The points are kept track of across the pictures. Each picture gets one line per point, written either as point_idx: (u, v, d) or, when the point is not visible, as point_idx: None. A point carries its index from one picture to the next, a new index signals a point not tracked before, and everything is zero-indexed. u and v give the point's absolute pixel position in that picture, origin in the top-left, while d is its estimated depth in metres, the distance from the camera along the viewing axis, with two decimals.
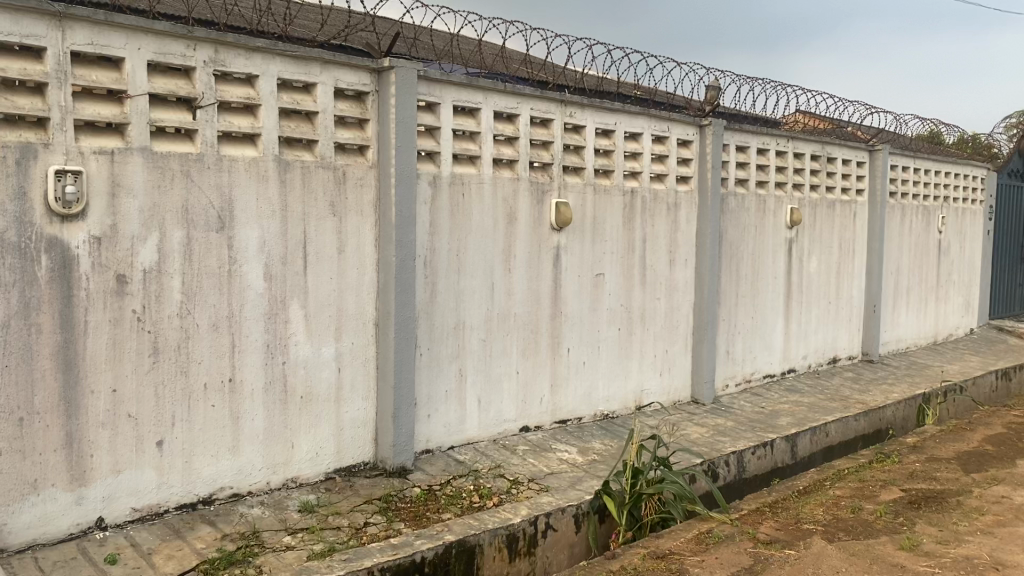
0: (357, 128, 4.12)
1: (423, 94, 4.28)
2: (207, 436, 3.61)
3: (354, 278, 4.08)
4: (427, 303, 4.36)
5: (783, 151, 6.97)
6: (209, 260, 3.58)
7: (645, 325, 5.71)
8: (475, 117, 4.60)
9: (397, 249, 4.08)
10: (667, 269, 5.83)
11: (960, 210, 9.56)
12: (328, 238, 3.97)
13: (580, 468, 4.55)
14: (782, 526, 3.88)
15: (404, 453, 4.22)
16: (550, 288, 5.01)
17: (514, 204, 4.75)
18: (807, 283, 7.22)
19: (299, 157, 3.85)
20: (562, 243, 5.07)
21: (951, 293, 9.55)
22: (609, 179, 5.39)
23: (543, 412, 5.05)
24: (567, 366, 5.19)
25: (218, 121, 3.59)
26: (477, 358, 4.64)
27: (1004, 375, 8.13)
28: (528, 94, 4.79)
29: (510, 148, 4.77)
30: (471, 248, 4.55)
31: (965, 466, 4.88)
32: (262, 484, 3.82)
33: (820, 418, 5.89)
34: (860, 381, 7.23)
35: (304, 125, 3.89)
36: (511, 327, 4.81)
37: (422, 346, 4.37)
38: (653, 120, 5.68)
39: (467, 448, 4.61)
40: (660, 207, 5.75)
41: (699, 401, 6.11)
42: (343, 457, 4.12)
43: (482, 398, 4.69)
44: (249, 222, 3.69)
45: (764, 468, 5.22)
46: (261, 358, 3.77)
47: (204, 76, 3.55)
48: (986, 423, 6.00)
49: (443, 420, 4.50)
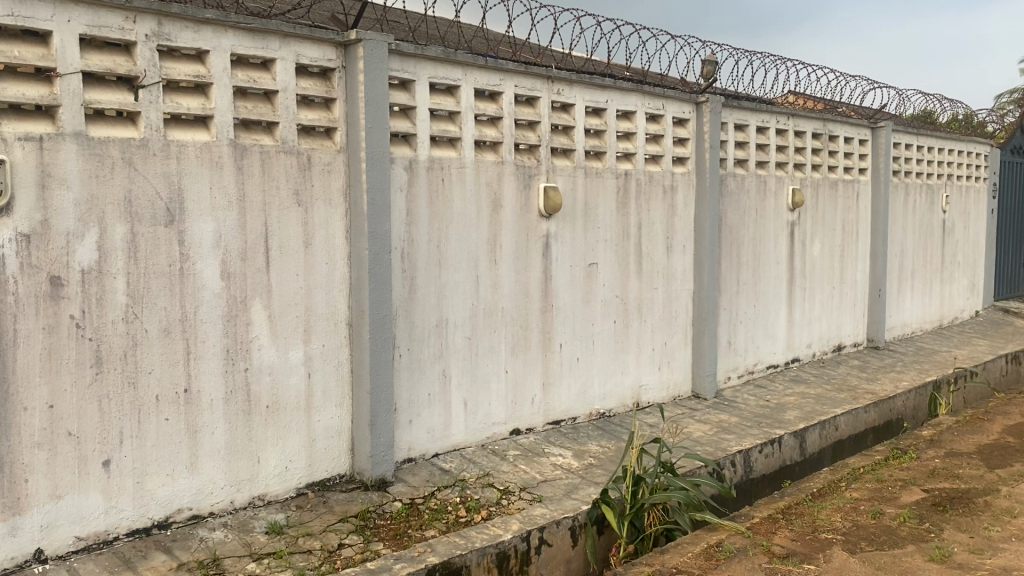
0: (323, 109, 3.75)
1: (396, 70, 3.90)
2: (161, 454, 3.26)
3: (323, 274, 3.72)
4: (406, 300, 4.00)
5: (782, 129, 6.61)
6: (158, 257, 3.21)
7: (643, 318, 5.36)
8: (454, 95, 4.22)
9: (370, 242, 3.71)
10: (665, 257, 5.48)
11: (963, 188, 9.21)
12: (293, 230, 3.59)
13: (575, 474, 4.20)
14: (798, 536, 3.54)
15: (383, 464, 3.86)
16: (539, 280, 4.65)
17: (498, 190, 4.39)
18: (810, 267, 6.88)
19: (257, 141, 3.48)
20: (552, 230, 4.70)
21: (956, 275, 9.22)
22: (600, 161, 5.03)
23: (534, 414, 4.70)
24: (559, 363, 4.83)
25: (163, 102, 3.21)
26: (461, 358, 4.27)
27: (1015, 359, 7.81)
28: (511, 70, 4.42)
29: (492, 129, 4.40)
30: (453, 239, 4.18)
31: (988, 462, 4.54)
32: (225, 503, 3.46)
33: (828, 411, 5.55)
34: (867, 370, 6.90)
35: (262, 106, 3.52)
36: (499, 323, 4.45)
37: (402, 346, 4.00)
38: (647, 97, 5.31)
39: (454, 455, 4.26)
40: (656, 190, 5.40)
41: (700, 396, 5.76)
42: (316, 470, 3.76)
43: (469, 401, 4.34)
44: (202, 214, 3.31)
45: (773, 467, 4.88)
46: (220, 365, 3.40)
47: (146, 52, 3.16)
48: (1004, 413, 5.66)
49: (426, 425, 4.14)
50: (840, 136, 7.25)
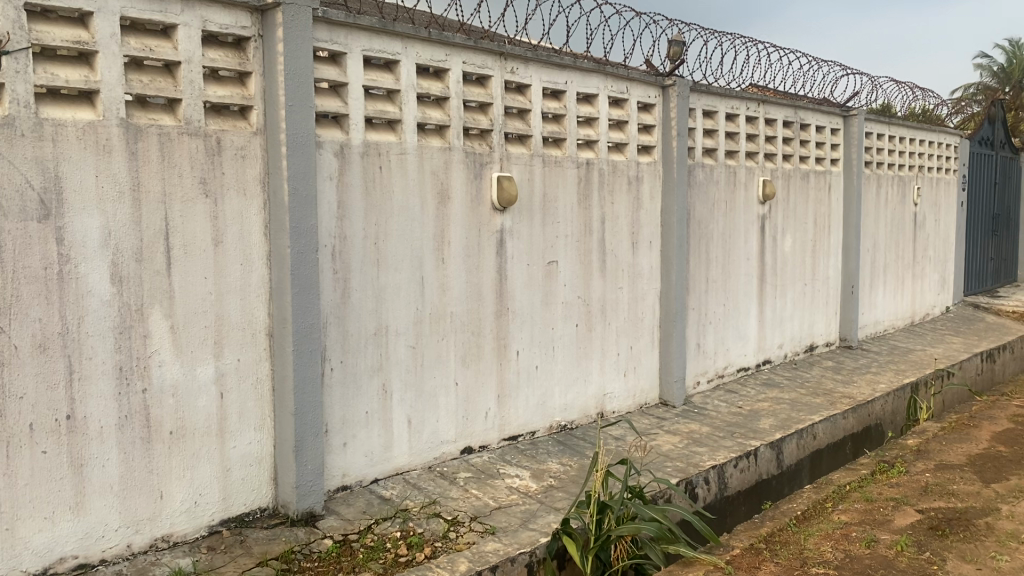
0: (237, 84, 3.22)
1: (324, 41, 3.39)
2: (37, 494, 2.72)
3: (237, 277, 3.20)
4: (338, 306, 3.49)
5: (752, 117, 6.21)
6: (30, 259, 2.67)
7: (606, 320, 4.92)
8: (393, 72, 3.71)
9: (293, 239, 3.21)
10: (630, 253, 5.04)
11: (934, 180, 8.92)
12: (199, 225, 3.07)
13: (533, 499, 3.72)
14: (785, 571, 3.11)
15: (311, 495, 3.35)
16: (492, 281, 4.17)
17: (445, 180, 3.89)
18: (782, 263, 6.50)
19: (155, 121, 2.94)
20: (506, 225, 4.22)
21: (927, 270, 8.94)
22: (559, 149, 4.55)
23: (488, 430, 4.22)
24: (516, 373, 4.35)
25: (35, 74, 2.67)
26: (404, 371, 3.77)
27: (989, 357, 7.52)
28: (458, 44, 3.92)
29: (438, 110, 3.91)
30: (394, 235, 3.68)
31: (983, 476, 4.17)
32: (121, 548, 2.94)
33: (805, 418, 5.15)
34: (841, 371, 6.54)
35: (161, 79, 2.99)
36: (447, 330, 3.96)
37: (334, 359, 3.49)
38: (610, 78, 4.85)
39: (396, 480, 3.76)
40: (620, 182, 4.94)
41: (669, 403, 5.33)
42: (233, 504, 3.25)
43: (413, 418, 3.84)
44: (85, 206, 2.78)
45: (749, 482, 4.46)
46: (111, 387, 2.87)
47: (10, 11, 2.60)
48: (990, 418, 5.32)
49: (363, 448, 3.64)
50: (812, 124, 6.87)
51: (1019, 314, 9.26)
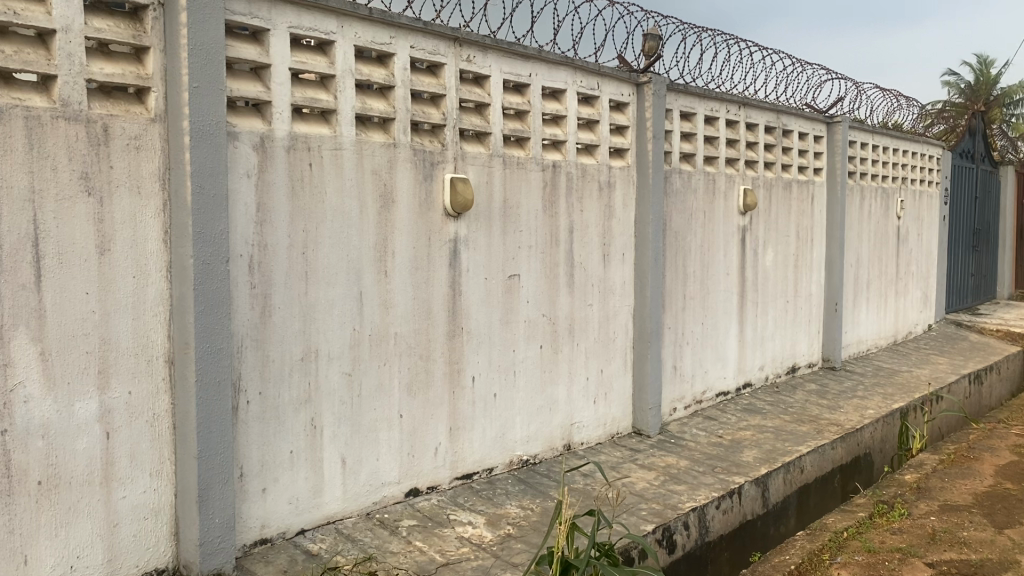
0: (133, 62, 2.69)
1: (241, 14, 2.87)
2: None
3: (128, 293, 2.66)
4: (256, 328, 2.96)
5: (733, 120, 5.77)
6: None
7: (575, 340, 4.42)
8: (328, 55, 3.20)
9: (196, 247, 2.67)
10: (601, 266, 4.55)
11: (917, 193, 8.56)
12: (79, 230, 2.53)
13: (487, 553, 3.19)
14: None
15: (219, 554, 2.81)
16: (443, 297, 3.65)
17: (389, 181, 3.38)
18: (763, 279, 6.05)
19: (21, 101, 2.39)
20: (461, 233, 3.71)
21: (909, 286, 8.56)
22: (523, 149, 4.06)
23: (438, 467, 3.70)
24: (471, 403, 3.84)
25: None
26: (338, 402, 3.24)
27: (978, 379, 7.14)
28: (405, 24, 3.41)
29: (382, 101, 3.40)
30: (327, 244, 3.15)
31: (994, 520, 3.72)
32: None
33: (791, 449, 4.68)
34: (827, 395, 6.09)
35: (31, 50, 2.44)
36: (391, 354, 3.44)
37: (251, 390, 2.96)
38: (579, 72, 4.37)
39: (327, 530, 3.22)
40: (590, 187, 4.45)
41: (643, 432, 4.84)
42: (121, 565, 2.70)
43: (350, 457, 3.32)
44: None
45: (732, 525, 3.96)
46: None
47: None
48: (990, 449, 4.89)
49: (287, 494, 3.11)
50: (795, 130, 6.45)
51: (1004, 333, 8.92)
